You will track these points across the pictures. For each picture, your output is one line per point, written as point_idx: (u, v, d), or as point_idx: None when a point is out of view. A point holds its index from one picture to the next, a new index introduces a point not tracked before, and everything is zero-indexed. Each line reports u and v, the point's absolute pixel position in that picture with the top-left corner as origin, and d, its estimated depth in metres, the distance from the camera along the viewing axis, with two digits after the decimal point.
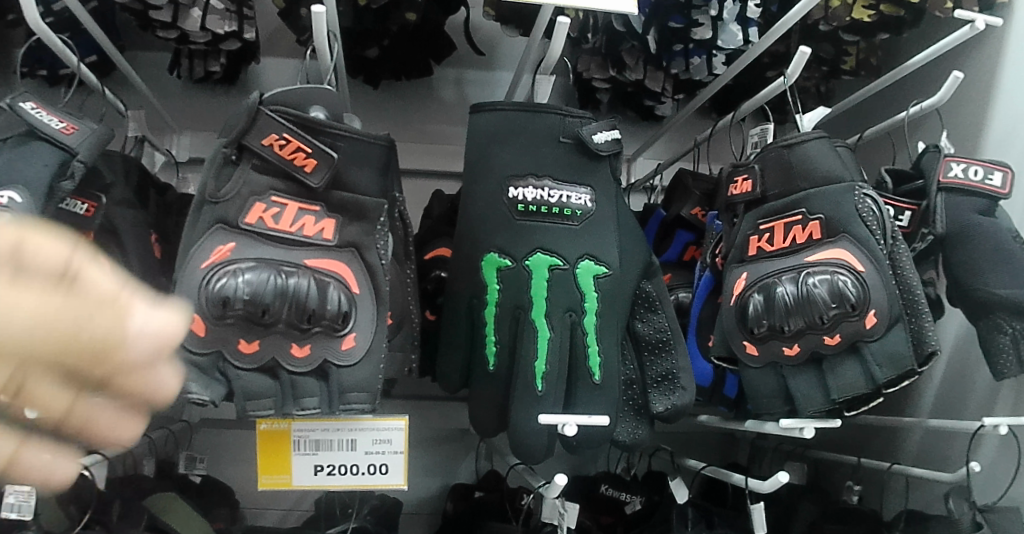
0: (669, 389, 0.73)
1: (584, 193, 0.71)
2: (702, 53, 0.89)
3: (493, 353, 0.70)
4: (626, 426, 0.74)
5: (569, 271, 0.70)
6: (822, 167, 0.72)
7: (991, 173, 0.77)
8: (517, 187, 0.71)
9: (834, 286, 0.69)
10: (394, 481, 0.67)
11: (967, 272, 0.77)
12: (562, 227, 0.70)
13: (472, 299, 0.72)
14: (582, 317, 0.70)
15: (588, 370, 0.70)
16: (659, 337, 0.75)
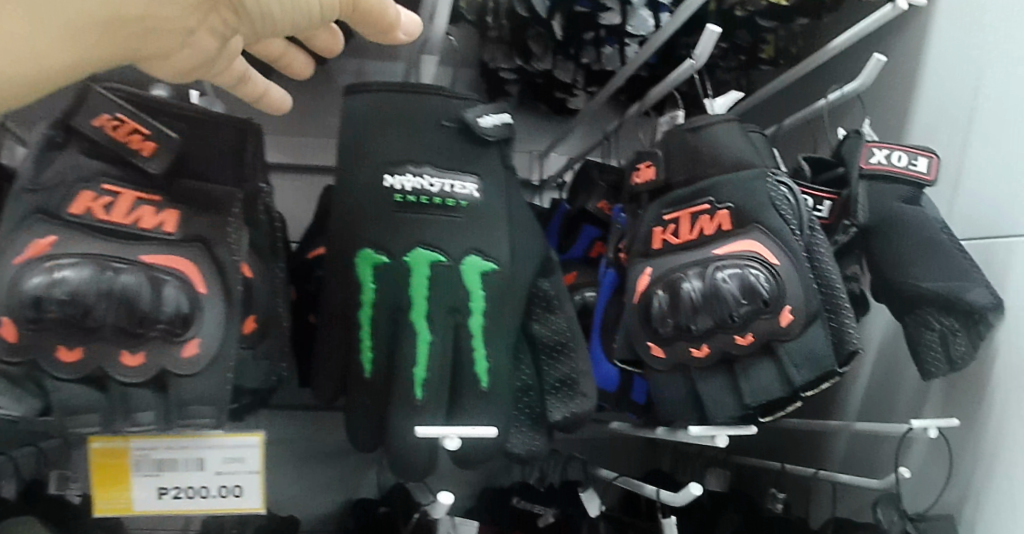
0: (568, 396, 0.67)
1: (469, 181, 0.64)
2: (615, 42, 0.84)
3: (367, 360, 0.64)
4: (522, 438, 0.68)
5: (453, 268, 0.63)
6: (730, 152, 0.67)
7: (916, 158, 0.71)
8: (394, 175, 0.63)
9: (744, 281, 0.63)
10: (249, 504, 0.62)
11: (893, 265, 0.71)
12: (446, 220, 0.63)
13: (346, 300, 0.65)
14: (467, 319, 0.64)
15: (473, 376, 0.64)
16: (557, 340, 0.68)
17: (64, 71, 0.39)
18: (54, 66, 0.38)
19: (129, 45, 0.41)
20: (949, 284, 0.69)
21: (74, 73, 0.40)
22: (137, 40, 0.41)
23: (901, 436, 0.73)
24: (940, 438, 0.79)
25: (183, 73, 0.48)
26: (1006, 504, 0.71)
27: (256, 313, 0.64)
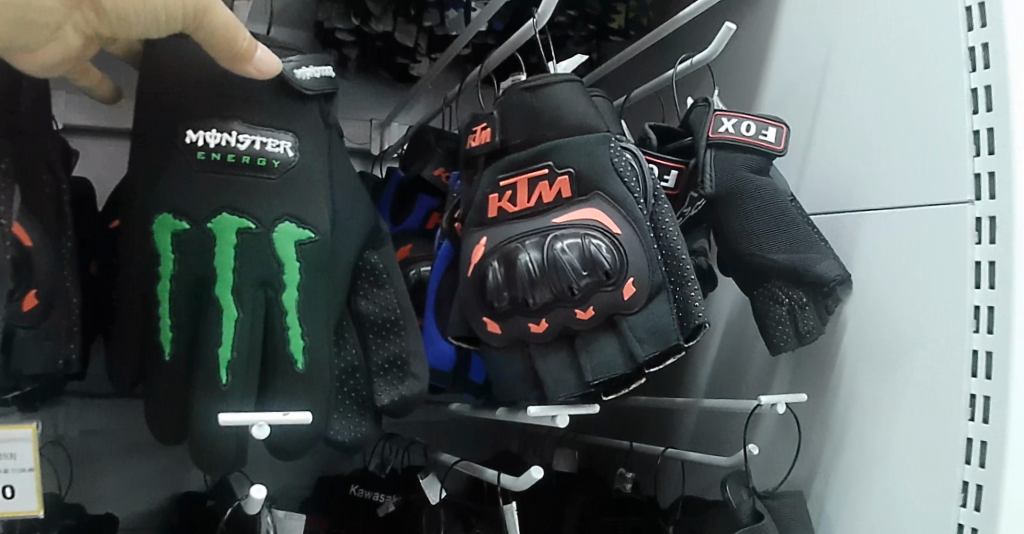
0: (397, 378, 0.65)
1: (285, 139, 0.59)
2: (459, 7, 0.88)
3: (168, 340, 0.57)
4: (342, 422, 0.64)
5: (263, 236, 0.57)
6: (570, 115, 0.64)
7: (765, 128, 0.71)
8: (195, 129, 0.56)
9: (584, 252, 0.59)
10: (23, 507, 0.53)
11: (739, 237, 0.70)
12: (256, 181, 0.57)
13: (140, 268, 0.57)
14: (281, 293, 0.58)
15: (288, 355, 0.58)
16: (385, 316, 0.65)
17: None
18: None
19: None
20: (796, 255, 0.68)
21: None
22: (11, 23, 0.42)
23: (750, 411, 0.74)
24: (789, 413, 0.80)
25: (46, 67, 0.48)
26: (855, 477, 0.72)
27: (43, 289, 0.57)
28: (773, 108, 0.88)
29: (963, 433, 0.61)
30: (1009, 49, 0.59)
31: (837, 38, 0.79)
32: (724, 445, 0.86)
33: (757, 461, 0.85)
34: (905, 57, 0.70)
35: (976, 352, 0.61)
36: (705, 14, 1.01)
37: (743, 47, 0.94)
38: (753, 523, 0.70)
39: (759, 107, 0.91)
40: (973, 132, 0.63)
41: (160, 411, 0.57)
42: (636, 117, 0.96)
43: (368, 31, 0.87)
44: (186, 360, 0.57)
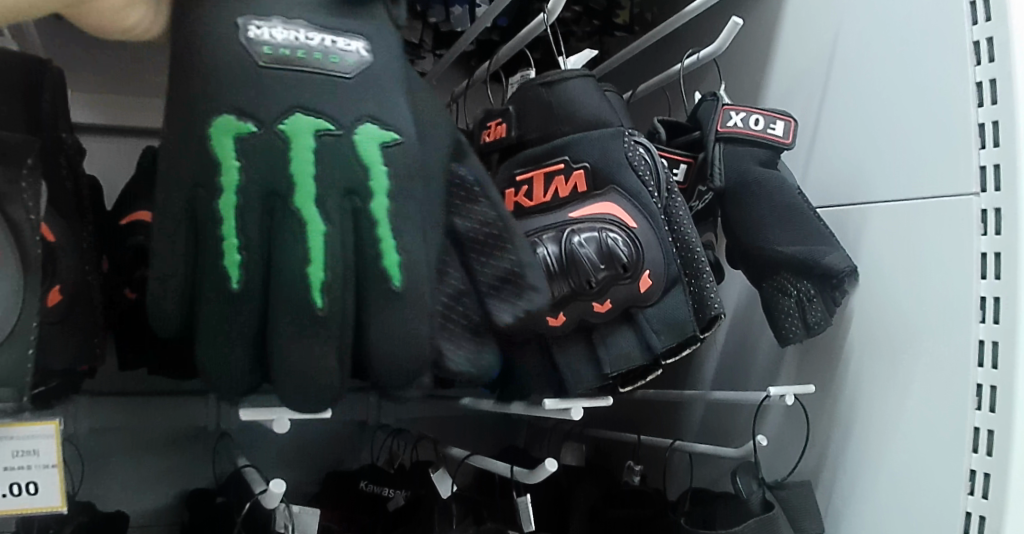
0: (514, 293, 0.54)
1: (358, 41, 0.48)
2: (464, 3, 0.85)
3: (236, 266, 0.45)
4: (461, 356, 0.53)
5: (346, 137, 0.46)
6: (585, 110, 0.65)
7: (773, 121, 0.71)
8: (257, 25, 0.45)
9: (602, 246, 0.60)
10: (48, 503, 0.54)
11: (748, 230, 0.71)
12: (325, 79, 0.46)
13: (191, 196, 0.45)
14: (370, 203, 0.47)
15: (382, 272, 0.47)
16: (489, 231, 0.54)
17: None
18: None
19: None
20: (806, 248, 0.69)
21: None
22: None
23: (759, 402, 0.74)
24: (797, 405, 0.81)
25: (123, 11, 0.44)
26: (860, 468, 0.73)
27: (65, 284, 0.57)
28: (778, 104, 0.89)
29: (970, 423, 0.62)
30: (1013, 42, 0.60)
31: (842, 32, 0.80)
32: (732, 436, 0.87)
33: (766, 452, 0.86)
34: (908, 52, 0.71)
35: (982, 341, 0.62)
36: (711, 11, 1.01)
37: (748, 42, 0.95)
38: (764, 513, 0.71)
39: (765, 102, 0.91)
40: (978, 124, 0.63)
41: (224, 376, 0.47)
42: (641, 111, 0.97)
43: None
44: (263, 293, 0.46)
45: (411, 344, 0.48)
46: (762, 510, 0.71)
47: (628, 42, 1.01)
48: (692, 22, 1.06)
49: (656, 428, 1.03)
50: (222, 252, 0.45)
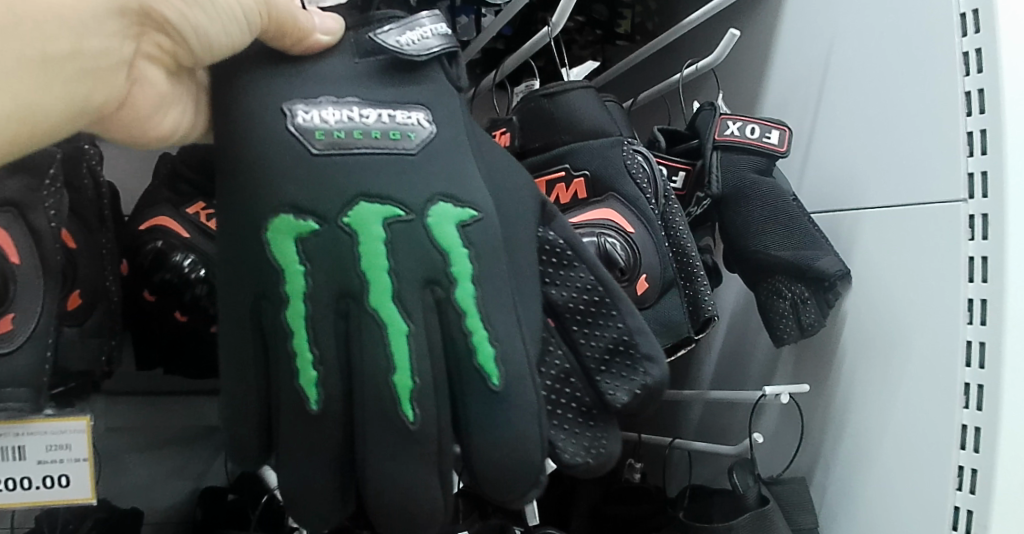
0: (627, 366, 0.54)
1: (416, 112, 0.50)
2: (470, 12, 0.85)
3: (311, 381, 0.48)
4: (577, 443, 0.53)
5: (417, 223, 0.48)
6: (587, 120, 0.67)
7: (768, 131, 0.74)
8: (308, 109, 0.48)
9: (601, 250, 0.62)
10: (79, 495, 0.58)
11: (744, 235, 0.74)
12: (391, 156, 0.48)
13: (256, 298, 0.49)
14: (453, 290, 0.49)
15: (479, 371, 0.49)
16: (586, 298, 0.55)
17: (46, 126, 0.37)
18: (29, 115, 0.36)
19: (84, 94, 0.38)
20: (799, 252, 0.72)
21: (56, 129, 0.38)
22: (104, 89, 0.39)
23: (755, 401, 0.77)
24: (792, 404, 0.84)
25: (162, 117, 0.45)
26: (852, 464, 0.76)
27: (84, 289, 0.60)
28: (773, 113, 0.92)
29: (958, 420, 0.65)
30: (1001, 54, 0.62)
31: (839, 42, 0.82)
32: (730, 434, 0.89)
33: (762, 450, 0.89)
34: (900, 63, 0.74)
35: (970, 342, 0.64)
36: (707, 23, 1.05)
37: (746, 51, 0.98)
38: (760, 507, 0.73)
39: (759, 112, 0.95)
40: (967, 133, 0.66)
41: (321, 464, 0.49)
42: (642, 118, 0.99)
43: None
44: (341, 409, 0.49)
45: (525, 444, 0.49)
46: (758, 505, 0.73)
47: (629, 51, 1.04)
48: (692, 31, 1.08)
49: (656, 427, 1.06)
50: (296, 369, 0.48)
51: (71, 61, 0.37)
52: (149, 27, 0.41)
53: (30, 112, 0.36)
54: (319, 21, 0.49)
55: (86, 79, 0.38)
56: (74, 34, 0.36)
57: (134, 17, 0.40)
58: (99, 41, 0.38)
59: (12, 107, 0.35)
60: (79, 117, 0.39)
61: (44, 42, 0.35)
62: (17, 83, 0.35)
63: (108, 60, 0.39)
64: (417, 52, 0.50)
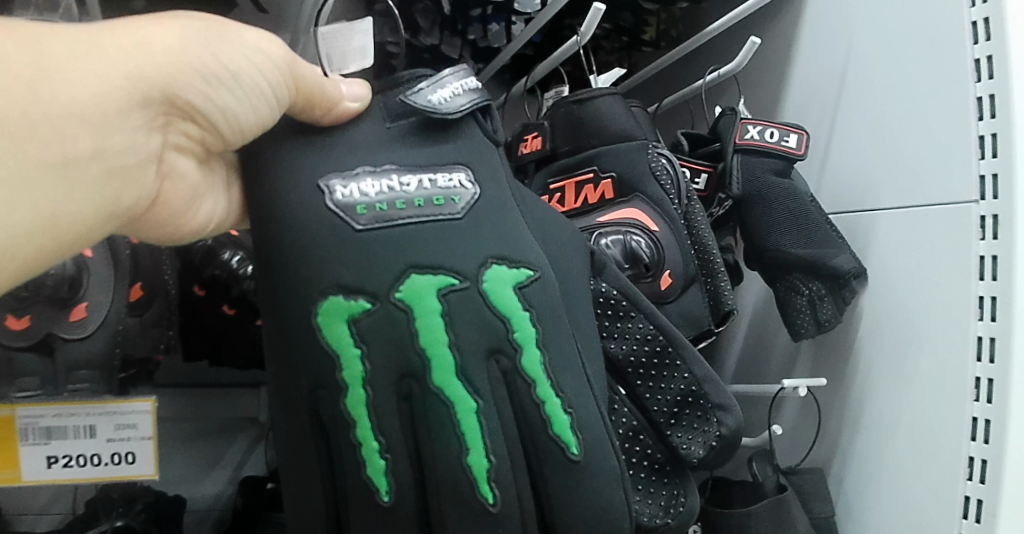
0: (699, 417, 0.62)
1: (457, 173, 0.55)
2: (502, 20, 0.89)
3: (380, 471, 0.53)
4: (657, 503, 0.60)
5: (474, 290, 0.53)
6: (613, 125, 0.71)
7: (787, 135, 0.77)
8: (347, 184, 0.52)
9: (626, 247, 0.67)
10: (142, 470, 0.62)
11: (764, 234, 0.77)
12: (439, 222, 0.53)
13: (315, 389, 0.53)
14: (518, 358, 0.53)
15: (557, 442, 0.53)
16: (648, 352, 0.63)
17: (90, 215, 0.42)
18: (78, 206, 0.41)
19: (120, 182, 0.44)
20: (815, 251, 0.75)
21: (98, 219, 0.43)
22: (126, 179, 0.44)
23: (775, 394, 0.80)
24: (811, 398, 0.87)
25: (188, 196, 0.51)
26: (868, 455, 0.79)
27: (143, 282, 0.64)
28: (794, 117, 0.96)
29: (968, 413, 0.68)
30: (1011, 61, 0.65)
31: (858, 50, 0.85)
32: (750, 427, 0.92)
33: (782, 442, 0.92)
34: (916, 71, 0.77)
35: (981, 338, 0.67)
36: (730, 29, 1.08)
37: (769, 58, 1.01)
38: (778, 494, 0.77)
39: (781, 116, 0.98)
40: (979, 136, 0.69)
41: None
42: (666, 122, 1.03)
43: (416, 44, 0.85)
44: (415, 495, 0.54)
45: (605, 508, 0.54)
46: (777, 492, 0.77)
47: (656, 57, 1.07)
48: (716, 38, 1.12)
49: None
50: (364, 459, 0.53)
51: (98, 160, 0.41)
52: (174, 113, 0.46)
53: (65, 213, 0.40)
54: (348, 88, 0.56)
55: (110, 173, 0.43)
56: (98, 133, 0.41)
57: (155, 108, 0.44)
58: (120, 136, 0.42)
59: (44, 210, 0.39)
60: (108, 209, 0.44)
61: (67, 145, 0.39)
62: (50, 187, 0.39)
63: (129, 153, 0.44)
64: (453, 109, 0.55)
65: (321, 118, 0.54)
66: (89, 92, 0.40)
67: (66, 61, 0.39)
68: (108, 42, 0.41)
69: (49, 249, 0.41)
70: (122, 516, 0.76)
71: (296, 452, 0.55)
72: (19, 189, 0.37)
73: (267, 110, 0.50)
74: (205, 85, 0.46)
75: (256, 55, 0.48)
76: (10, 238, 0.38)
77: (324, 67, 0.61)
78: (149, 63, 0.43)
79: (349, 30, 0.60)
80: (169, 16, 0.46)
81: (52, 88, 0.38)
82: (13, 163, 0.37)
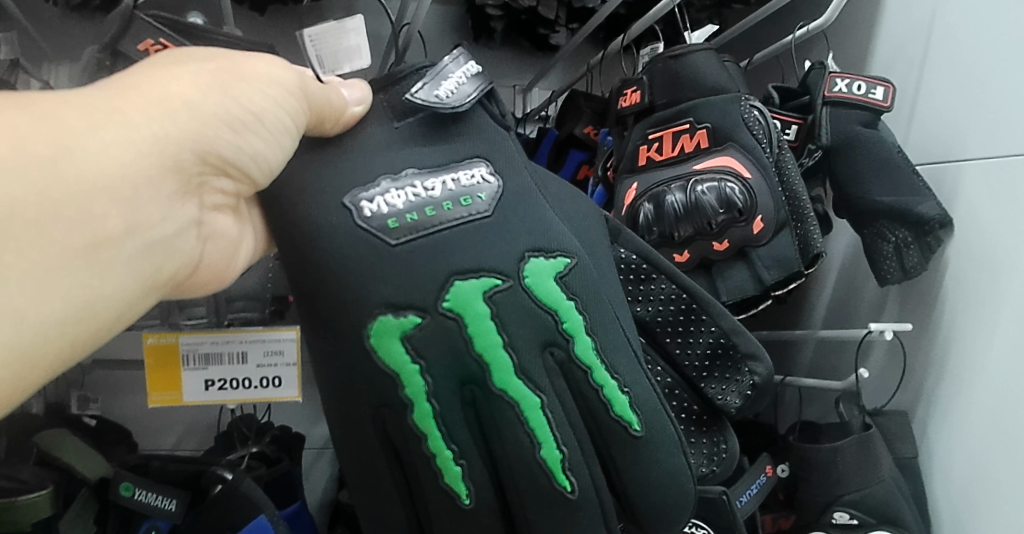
0: (728, 365, 0.64)
1: (477, 168, 0.54)
2: None
3: (458, 477, 0.53)
4: (701, 451, 0.65)
5: (518, 287, 0.52)
6: (708, 79, 0.75)
7: (874, 87, 0.80)
8: (370, 197, 0.51)
9: (721, 193, 0.70)
10: (288, 393, 0.69)
11: (852, 182, 0.80)
12: (473, 223, 0.52)
13: (379, 407, 0.53)
14: (571, 347, 0.54)
15: (619, 421, 0.55)
16: (675, 311, 0.65)
17: (121, 306, 0.40)
18: (104, 297, 0.39)
19: (149, 264, 0.42)
20: (901, 198, 0.78)
21: (128, 309, 0.41)
22: (165, 251, 0.43)
23: (861, 338, 0.83)
24: (897, 342, 0.89)
25: (221, 253, 0.51)
26: (952, 401, 0.81)
27: None
28: (882, 70, 0.97)
29: None
30: None
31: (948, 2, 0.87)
32: (838, 373, 0.96)
33: (868, 385, 0.94)
34: (1009, 22, 0.78)
35: None
36: None
37: (859, 11, 1.02)
38: (864, 431, 0.81)
39: (868, 70, 0.99)
40: None
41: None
42: (756, 79, 1.05)
43: (515, 7, 0.93)
44: (492, 494, 0.54)
45: (670, 472, 0.57)
46: (861, 429, 0.81)
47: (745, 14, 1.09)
48: None
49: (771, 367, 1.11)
50: (440, 469, 0.53)
51: (130, 237, 0.39)
52: (207, 170, 0.45)
53: (101, 298, 0.38)
54: (348, 91, 0.54)
55: (148, 247, 0.41)
56: (130, 207, 0.39)
57: (187, 170, 0.43)
58: (153, 207, 0.41)
59: (82, 298, 0.37)
60: (148, 283, 0.42)
61: (98, 225, 0.37)
62: (85, 273, 0.37)
63: (166, 222, 0.42)
64: (460, 101, 0.55)
65: (332, 129, 0.52)
66: (112, 163, 0.38)
67: (86, 132, 0.38)
68: (126, 105, 0.40)
69: (87, 340, 0.38)
70: (255, 443, 0.82)
71: (367, 469, 0.56)
72: (50, 280, 0.35)
73: (290, 143, 0.49)
74: (234, 134, 0.45)
75: (269, 91, 0.47)
76: (45, 333, 0.36)
77: (315, 70, 0.58)
78: (176, 126, 0.41)
79: (339, 29, 0.58)
80: (175, 59, 0.44)
81: (73, 164, 0.36)
82: (39, 253, 0.35)
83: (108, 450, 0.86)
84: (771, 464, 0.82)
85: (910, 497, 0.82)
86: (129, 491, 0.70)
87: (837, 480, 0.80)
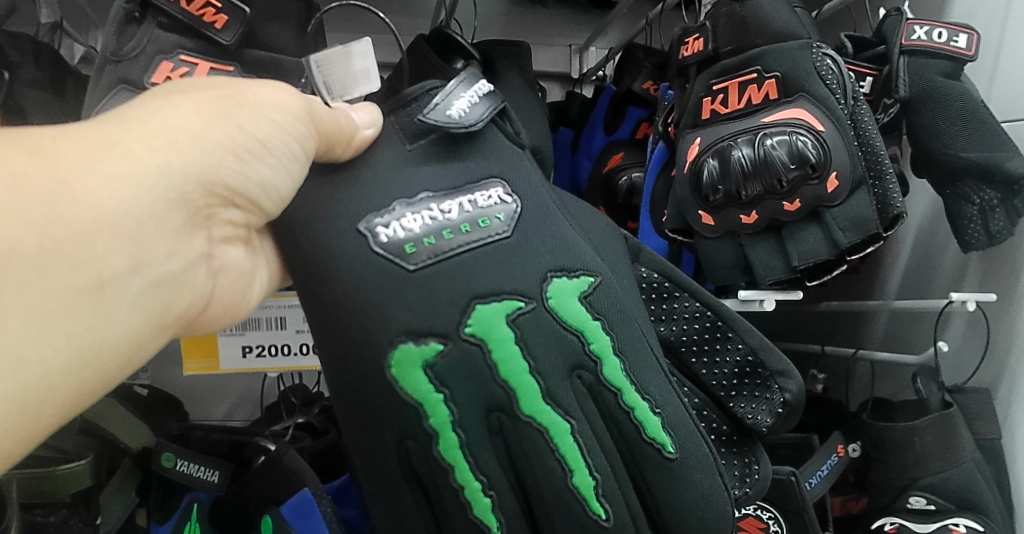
0: (757, 386, 0.54)
1: (494, 188, 0.48)
2: None
3: (487, 509, 0.46)
4: (732, 473, 0.54)
5: (541, 309, 0.46)
6: (777, 24, 0.69)
7: (956, 35, 0.74)
8: (382, 219, 0.45)
9: (793, 148, 0.64)
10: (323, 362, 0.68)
11: (934, 137, 0.73)
12: (490, 246, 0.46)
13: (403, 439, 0.46)
14: (599, 370, 0.47)
15: (653, 444, 0.48)
16: (700, 328, 0.56)
17: (129, 356, 0.33)
18: (113, 345, 0.32)
19: (160, 303, 0.35)
20: (988, 154, 0.71)
21: (139, 356, 0.34)
22: (176, 288, 0.36)
23: (941, 310, 0.77)
24: (979, 313, 0.82)
25: (237, 293, 0.44)
26: None
27: None
28: (962, 17, 0.89)
29: None
30: None
31: None
32: (913, 346, 0.90)
33: (946, 358, 0.87)
34: None
35: None
36: None
37: None
38: (944, 410, 0.75)
39: (947, 18, 0.91)
40: None
41: None
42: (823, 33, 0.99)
43: None
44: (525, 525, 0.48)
45: (706, 497, 0.49)
46: (941, 408, 0.75)
47: None
48: None
49: (842, 340, 1.05)
50: (467, 501, 0.46)
51: (137, 273, 0.33)
52: (215, 201, 0.39)
53: (109, 339, 0.32)
54: (357, 115, 0.47)
55: (157, 284, 0.35)
56: (134, 241, 0.33)
57: (194, 201, 0.37)
58: (160, 243, 0.35)
59: (88, 341, 0.31)
60: (160, 324, 0.35)
61: (101, 263, 0.31)
62: (89, 314, 0.31)
63: (174, 258, 0.36)
64: (475, 120, 0.48)
65: (337, 154, 0.46)
66: (113, 195, 0.32)
67: (84, 164, 0.32)
68: (125, 135, 0.34)
69: (96, 387, 0.32)
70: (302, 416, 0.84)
71: (393, 504, 0.48)
72: (54, 324, 0.30)
73: (297, 172, 0.43)
74: (239, 160, 0.39)
75: (275, 120, 0.41)
76: (48, 384, 0.30)
77: (323, 97, 0.51)
78: (179, 155, 0.35)
79: (344, 53, 0.51)
80: (170, 89, 0.38)
81: (73, 199, 0.31)
82: (40, 297, 0.29)
83: (154, 421, 0.85)
84: (843, 445, 0.77)
85: (995, 482, 0.76)
86: (171, 462, 0.70)
87: (914, 462, 0.75)
